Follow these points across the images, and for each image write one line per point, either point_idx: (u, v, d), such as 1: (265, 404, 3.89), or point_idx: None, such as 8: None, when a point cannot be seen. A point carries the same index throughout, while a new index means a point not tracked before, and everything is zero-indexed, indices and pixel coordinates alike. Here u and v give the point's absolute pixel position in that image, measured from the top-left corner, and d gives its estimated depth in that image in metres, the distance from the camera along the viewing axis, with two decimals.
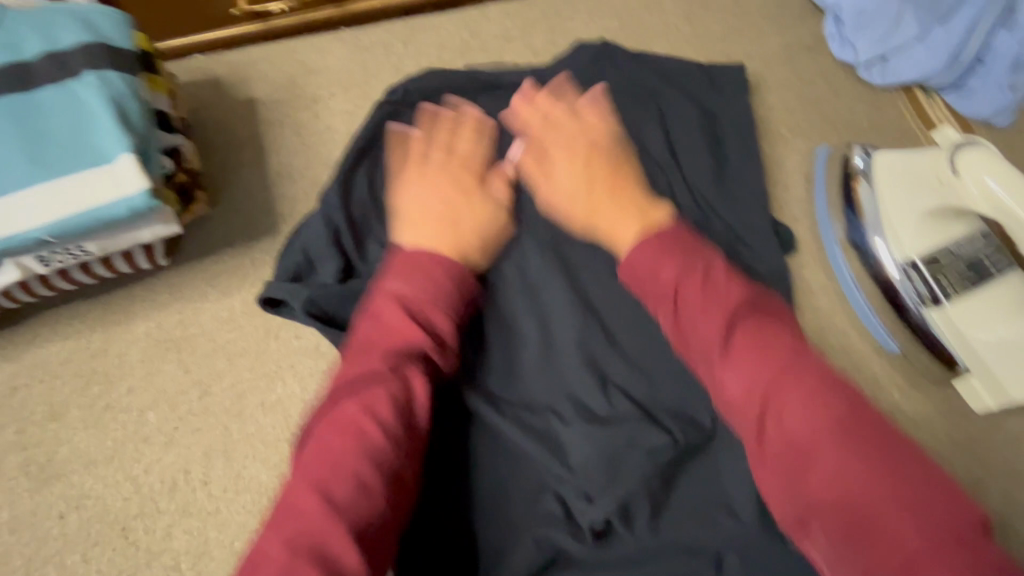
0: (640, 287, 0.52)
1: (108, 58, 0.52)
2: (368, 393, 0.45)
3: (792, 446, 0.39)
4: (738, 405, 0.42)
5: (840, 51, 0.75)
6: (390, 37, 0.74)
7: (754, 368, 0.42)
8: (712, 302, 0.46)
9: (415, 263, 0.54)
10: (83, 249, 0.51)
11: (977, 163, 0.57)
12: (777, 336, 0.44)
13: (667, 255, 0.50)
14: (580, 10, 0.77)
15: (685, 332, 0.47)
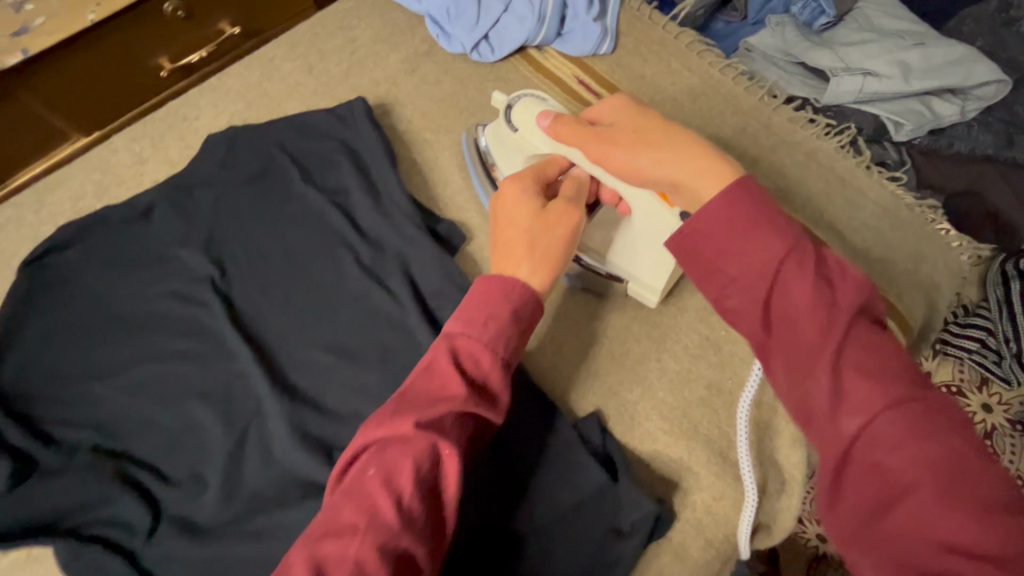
0: (707, 247, 0.41)
1: None
2: (393, 462, 0.42)
3: (875, 471, 0.33)
4: (825, 428, 0.36)
5: (450, 46, 0.81)
6: (18, 210, 0.72)
7: (856, 376, 0.35)
8: (818, 308, 0.37)
9: (500, 300, 0.50)
10: None
11: (522, 115, 0.65)
12: (893, 354, 0.37)
13: (756, 223, 0.40)
14: (204, 107, 0.79)
15: (775, 329, 0.38)
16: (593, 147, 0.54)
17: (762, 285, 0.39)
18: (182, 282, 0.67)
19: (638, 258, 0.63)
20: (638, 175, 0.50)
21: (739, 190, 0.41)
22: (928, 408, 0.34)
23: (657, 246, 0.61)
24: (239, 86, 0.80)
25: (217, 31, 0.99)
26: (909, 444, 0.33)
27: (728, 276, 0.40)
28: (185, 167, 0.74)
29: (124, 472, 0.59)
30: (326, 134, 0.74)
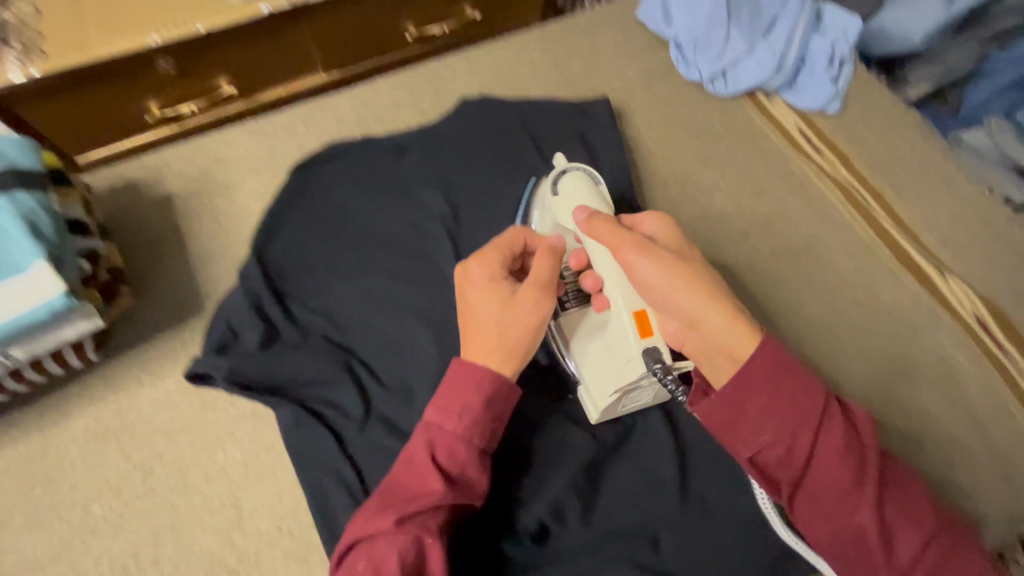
0: (726, 420, 0.46)
1: (17, 180, 0.55)
2: (381, 558, 0.45)
3: None
4: (877, 570, 0.43)
5: (687, 72, 0.88)
6: (291, 120, 0.82)
7: (890, 517, 0.43)
8: (857, 473, 0.44)
9: (487, 399, 0.52)
10: (9, 355, 0.53)
11: (569, 185, 0.64)
12: (914, 491, 0.45)
13: (783, 393, 0.45)
14: (460, 73, 0.88)
15: (816, 488, 0.45)
16: (623, 244, 0.52)
17: (799, 463, 0.45)
18: (419, 217, 0.75)
19: (588, 362, 0.59)
20: (649, 288, 0.51)
21: (767, 342, 0.46)
22: (949, 538, 0.44)
23: (606, 355, 0.57)
24: (491, 64, 0.89)
25: (460, 11, 1.08)
26: (940, 571, 0.43)
27: (756, 433, 0.45)
28: (435, 121, 0.82)
29: (348, 364, 0.65)
30: (565, 121, 0.81)
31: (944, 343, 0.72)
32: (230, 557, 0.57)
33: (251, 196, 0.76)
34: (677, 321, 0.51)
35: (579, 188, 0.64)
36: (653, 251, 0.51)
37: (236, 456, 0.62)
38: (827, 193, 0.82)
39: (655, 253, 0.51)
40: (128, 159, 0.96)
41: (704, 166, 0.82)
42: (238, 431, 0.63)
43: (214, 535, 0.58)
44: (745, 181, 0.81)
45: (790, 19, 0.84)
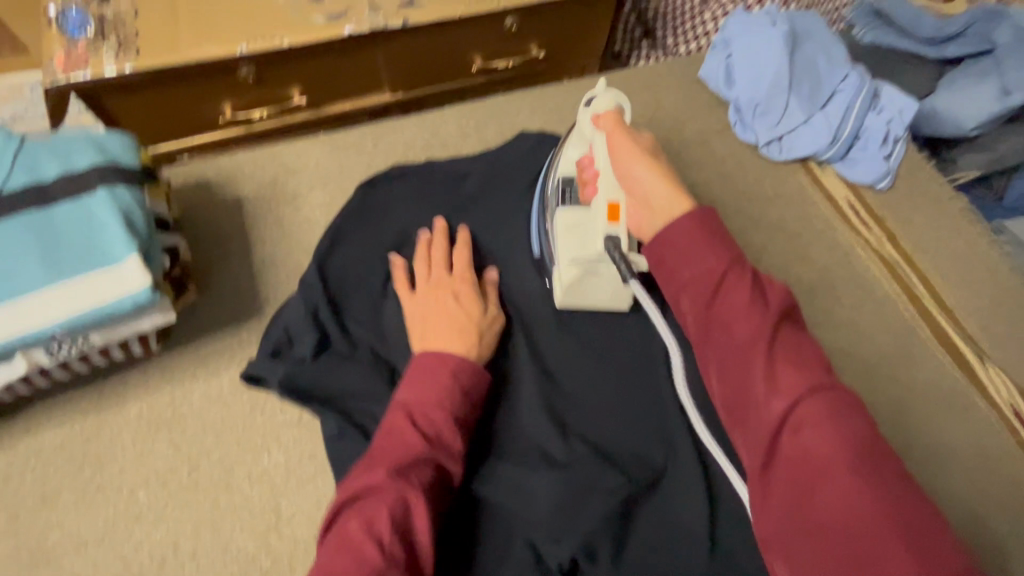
0: (660, 257, 0.52)
1: (118, 175, 0.57)
2: (370, 513, 0.49)
3: (807, 461, 0.42)
4: (761, 418, 0.45)
5: (743, 133, 0.91)
6: (362, 138, 0.86)
7: (777, 370, 0.45)
8: (755, 317, 0.47)
9: (459, 373, 0.60)
10: (87, 340, 0.55)
11: (604, 103, 0.68)
12: (818, 370, 0.46)
13: (702, 247, 0.50)
14: (525, 109, 0.91)
15: (718, 318, 0.48)
16: (619, 146, 0.62)
17: (709, 286, 0.49)
18: (475, 244, 0.77)
19: (564, 249, 0.68)
20: (633, 183, 0.61)
21: (702, 217, 0.52)
22: (837, 400, 0.44)
23: (578, 236, 0.68)
24: (555, 103, 0.92)
25: (525, 50, 1.13)
26: (818, 424, 0.43)
27: (679, 283, 0.51)
28: (498, 151, 0.85)
29: (394, 379, 0.67)
30: None
31: (982, 427, 0.72)
32: (266, 560, 0.58)
33: (316, 207, 0.79)
34: (638, 204, 0.61)
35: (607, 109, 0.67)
36: (652, 162, 0.61)
37: (280, 460, 0.63)
38: (874, 263, 0.83)
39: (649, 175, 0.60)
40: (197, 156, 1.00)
41: (753, 226, 0.84)
42: (284, 435, 0.64)
43: (253, 535, 0.59)
44: (792, 245, 0.83)
45: (849, 96, 0.87)
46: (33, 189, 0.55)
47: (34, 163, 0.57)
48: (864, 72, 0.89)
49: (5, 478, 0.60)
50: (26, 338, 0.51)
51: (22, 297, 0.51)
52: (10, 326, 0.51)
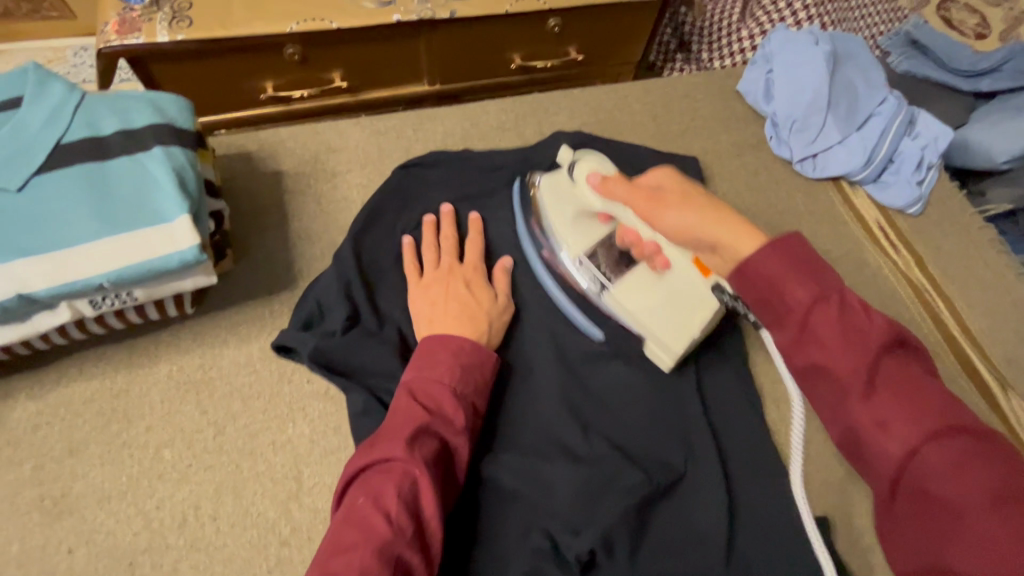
0: (747, 291, 0.49)
1: (173, 135, 0.58)
2: (377, 487, 0.49)
3: (935, 506, 0.41)
4: (882, 461, 0.43)
5: (778, 148, 0.91)
6: (402, 124, 0.87)
7: (886, 410, 0.43)
8: (858, 351, 0.44)
9: (456, 349, 0.61)
10: (130, 295, 0.56)
11: (590, 162, 0.71)
12: (932, 397, 0.43)
13: (789, 277, 0.46)
14: (564, 108, 0.92)
15: (811, 358, 0.46)
16: (642, 204, 0.61)
17: (798, 322, 0.46)
18: (508, 235, 0.78)
19: (653, 322, 0.68)
20: (687, 233, 0.57)
21: (780, 243, 0.47)
22: (962, 435, 0.42)
23: (671, 309, 0.68)
24: (594, 105, 0.93)
25: (565, 52, 1.14)
26: (949, 468, 0.40)
27: (772, 322, 0.48)
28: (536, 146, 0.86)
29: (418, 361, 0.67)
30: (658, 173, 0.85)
31: None
32: (285, 528, 0.58)
33: (354, 187, 0.80)
34: (706, 252, 0.58)
35: (595, 166, 0.71)
36: (665, 202, 0.59)
37: (304, 431, 0.63)
38: (900, 286, 0.83)
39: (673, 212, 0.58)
40: (236, 130, 1.01)
41: (783, 239, 0.85)
42: (309, 407, 0.65)
43: (273, 502, 0.60)
44: None
45: (885, 120, 0.88)
46: (92, 143, 0.56)
47: (94, 118, 0.58)
48: (902, 98, 0.91)
49: (33, 425, 0.60)
50: (73, 286, 0.52)
51: (73, 246, 0.52)
52: (60, 273, 0.51)
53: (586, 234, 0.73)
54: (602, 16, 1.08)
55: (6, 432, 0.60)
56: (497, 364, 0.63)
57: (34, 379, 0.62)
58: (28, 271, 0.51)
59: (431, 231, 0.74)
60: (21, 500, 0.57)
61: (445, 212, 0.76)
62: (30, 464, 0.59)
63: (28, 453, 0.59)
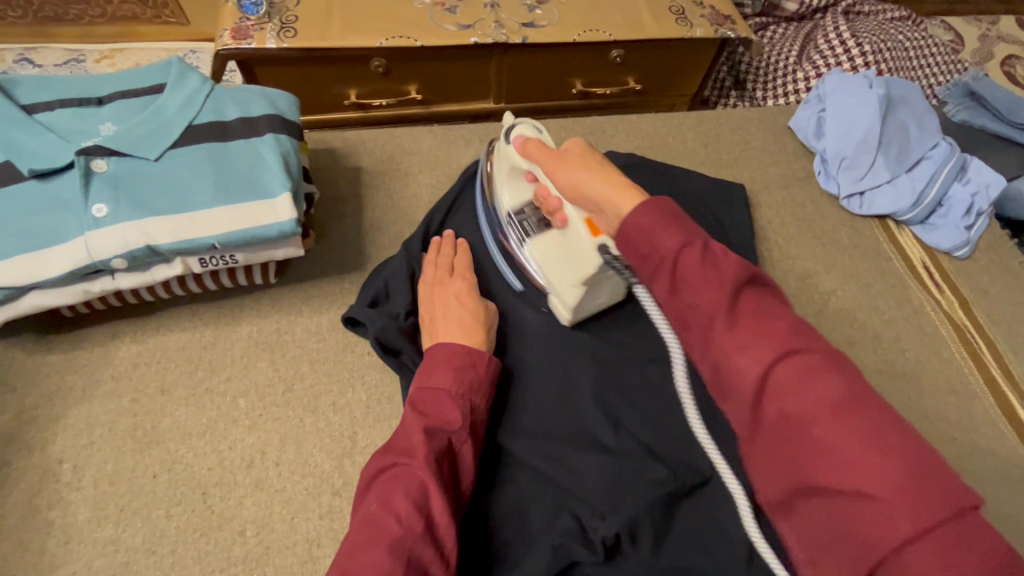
0: (629, 247, 0.48)
1: (283, 125, 0.68)
2: (385, 493, 0.52)
3: (794, 431, 0.38)
4: (739, 389, 0.40)
5: (826, 183, 0.95)
6: (471, 134, 0.95)
7: (747, 337, 0.40)
8: (715, 284, 0.42)
9: (450, 354, 0.63)
10: (232, 258, 0.65)
11: (522, 129, 0.76)
12: (777, 318, 0.41)
13: (661, 225, 0.46)
14: (621, 131, 0.98)
15: (684, 300, 0.44)
16: (545, 164, 0.64)
17: (664, 263, 0.45)
18: None
19: (557, 275, 0.73)
20: (577, 191, 0.60)
21: (660, 202, 0.47)
22: (810, 353, 0.39)
23: (570, 262, 0.71)
24: (649, 130, 0.99)
25: (625, 82, 1.21)
26: (799, 387, 0.38)
27: (664, 262, 0.45)
28: None
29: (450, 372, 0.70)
30: (706, 196, 0.90)
31: None
32: (338, 479, 0.64)
33: (423, 186, 0.88)
34: (593, 210, 0.60)
35: (525, 131, 0.76)
36: (564, 162, 0.61)
37: (361, 396, 0.70)
38: (941, 326, 0.84)
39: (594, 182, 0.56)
40: (319, 131, 1.12)
41: (824, 270, 0.88)
42: (368, 376, 0.71)
43: (329, 456, 0.66)
44: (860, 294, 0.86)
45: (935, 164, 0.90)
46: (217, 126, 0.66)
47: (220, 106, 0.68)
48: (955, 143, 0.93)
49: (134, 364, 0.69)
50: (190, 243, 0.61)
51: (194, 211, 0.61)
52: (181, 232, 0.60)
53: (519, 191, 0.78)
54: (662, 50, 1.15)
55: (111, 367, 0.69)
56: (494, 362, 0.65)
57: (138, 325, 0.72)
58: (156, 227, 0.60)
59: (435, 251, 0.76)
60: (117, 427, 0.65)
61: (452, 236, 0.78)
62: (128, 397, 0.67)
63: (128, 387, 0.68)
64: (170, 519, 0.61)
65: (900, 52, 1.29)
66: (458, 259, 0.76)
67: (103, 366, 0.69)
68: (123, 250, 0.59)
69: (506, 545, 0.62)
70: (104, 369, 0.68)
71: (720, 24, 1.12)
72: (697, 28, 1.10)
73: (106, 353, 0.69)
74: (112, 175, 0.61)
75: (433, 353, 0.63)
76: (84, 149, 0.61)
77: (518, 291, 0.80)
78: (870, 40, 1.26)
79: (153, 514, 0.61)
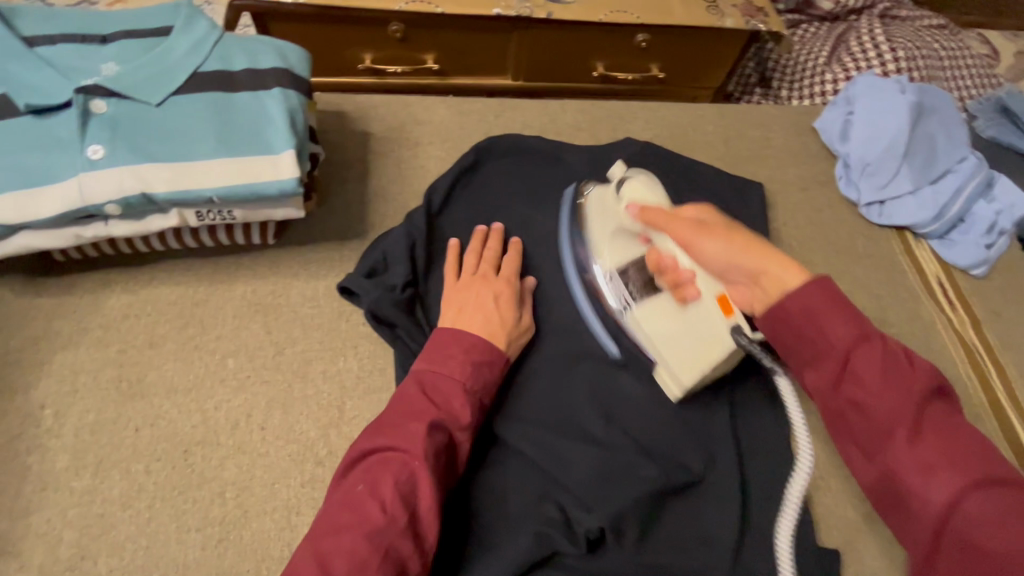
0: (791, 331, 0.52)
1: (291, 81, 0.65)
2: (377, 475, 0.52)
3: (979, 558, 0.42)
4: (928, 509, 0.45)
5: (846, 189, 0.92)
6: (486, 109, 0.92)
7: (928, 455, 0.46)
8: (895, 396, 0.47)
9: (466, 343, 0.62)
10: (230, 214, 0.63)
11: (635, 186, 0.69)
12: (971, 445, 0.45)
13: (832, 312, 0.50)
14: (640, 118, 0.95)
15: (849, 398, 0.49)
16: (682, 229, 0.61)
17: (834, 362, 0.50)
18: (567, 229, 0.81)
19: (667, 344, 0.67)
20: (718, 266, 0.59)
21: (828, 282, 0.51)
22: (1004, 491, 0.43)
23: (690, 340, 0.64)
24: (669, 119, 0.96)
25: (647, 69, 1.18)
26: (1001, 527, 0.41)
27: (831, 357, 0.50)
28: (606, 149, 0.89)
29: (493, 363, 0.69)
30: (722, 193, 0.87)
31: None
32: (323, 449, 0.63)
33: (433, 158, 0.86)
34: (736, 281, 0.58)
35: (638, 188, 0.68)
36: (712, 231, 0.59)
37: (352, 366, 0.68)
38: (951, 344, 0.82)
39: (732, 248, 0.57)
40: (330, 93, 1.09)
41: (836, 278, 0.85)
42: (361, 346, 0.70)
43: (315, 424, 0.64)
44: (870, 306, 0.84)
45: (961, 177, 0.87)
46: (223, 76, 0.63)
47: (228, 55, 0.65)
48: (983, 158, 0.90)
49: (123, 314, 0.68)
50: (187, 195, 0.59)
51: (191, 162, 0.59)
52: (178, 182, 0.58)
53: (623, 250, 0.72)
54: (690, 38, 1.11)
55: (100, 316, 0.67)
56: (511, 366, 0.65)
57: (131, 275, 0.70)
58: (152, 174, 0.58)
59: (477, 240, 0.75)
60: (101, 377, 0.64)
61: (486, 228, 0.76)
62: (115, 348, 0.66)
63: (115, 338, 0.66)
64: (149, 474, 0.60)
65: (934, 61, 1.25)
66: (509, 263, 0.73)
67: (92, 314, 0.67)
68: (117, 196, 0.57)
69: (487, 528, 0.61)
70: (93, 318, 0.67)
71: (752, 16, 1.07)
72: (727, 18, 1.06)
73: (96, 301, 0.68)
74: (110, 117, 0.59)
75: (439, 338, 0.62)
76: (83, 87, 0.59)
77: (615, 361, 0.71)
78: (904, 46, 1.22)
79: (132, 468, 0.60)
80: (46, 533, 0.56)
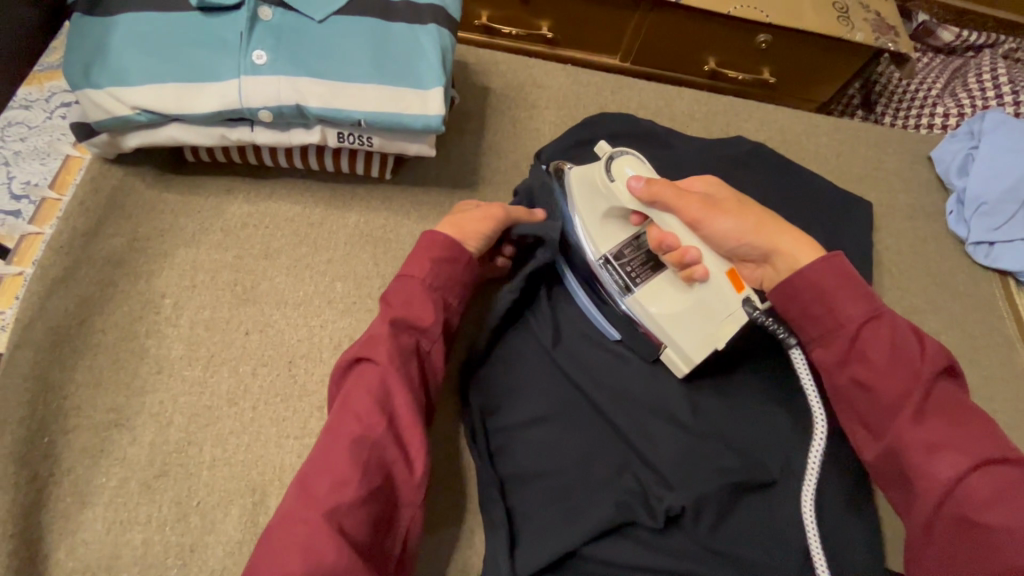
0: (804, 312, 0.55)
1: (446, 20, 0.64)
2: (352, 391, 0.51)
3: (971, 520, 0.44)
4: (927, 477, 0.46)
5: (955, 225, 0.90)
6: (604, 83, 0.91)
7: (931, 428, 0.48)
8: (900, 373, 0.50)
9: (429, 244, 0.60)
10: (368, 140, 0.64)
11: (624, 165, 0.61)
12: (970, 419, 0.48)
13: (844, 294, 0.53)
14: (755, 118, 0.94)
15: (857, 375, 0.52)
16: (694, 209, 0.58)
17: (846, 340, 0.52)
18: None
19: (678, 328, 0.63)
20: (731, 241, 0.59)
21: (840, 263, 0.54)
22: (1000, 462, 0.45)
23: (702, 318, 0.61)
24: (783, 124, 0.94)
25: (758, 72, 1.15)
26: (993, 492, 0.44)
27: (842, 334, 0.52)
28: (718, 143, 0.88)
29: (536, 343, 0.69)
30: (831, 204, 0.85)
31: None
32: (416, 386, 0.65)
33: (547, 123, 0.86)
34: (753, 260, 0.60)
35: (631, 166, 0.60)
36: (720, 208, 0.59)
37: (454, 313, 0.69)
38: None
39: (739, 223, 0.59)
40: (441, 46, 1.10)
41: (931, 311, 0.84)
42: None
43: None
44: (962, 346, 0.82)
45: None
46: (382, 4, 0.63)
47: None
48: None
49: (243, 223, 0.69)
50: (337, 114, 0.60)
51: (344, 82, 0.59)
52: (332, 100, 0.59)
53: (612, 230, 0.65)
54: (811, 47, 1.09)
55: (221, 221, 0.69)
56: (474, 268, 0.62)
57: (253, 187, 0.71)
58: (309, 89, 0.59)
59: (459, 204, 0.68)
60: (218, 278, 0.66)
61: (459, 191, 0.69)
62: (233, 252, 0.68)
63: (234, 244, 0.68)
64: (255, 376, 0.62)
65: None
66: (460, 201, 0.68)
67: (214, 217, 0.69)
68: (273, 104, 0.58)
69: (568, 488, 0.60)
70: (214, 220, 0.69)
71: (882, 34, 1.04)
72: (857, 32, 1.03)
73: (219, 207, 0.69)
74: (276, 26, 0.60)
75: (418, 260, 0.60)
76: None
77: (614, 340, 0.69)
78: None
79: (241, 368, 0.62)
80: (159, 414, 0.58)
